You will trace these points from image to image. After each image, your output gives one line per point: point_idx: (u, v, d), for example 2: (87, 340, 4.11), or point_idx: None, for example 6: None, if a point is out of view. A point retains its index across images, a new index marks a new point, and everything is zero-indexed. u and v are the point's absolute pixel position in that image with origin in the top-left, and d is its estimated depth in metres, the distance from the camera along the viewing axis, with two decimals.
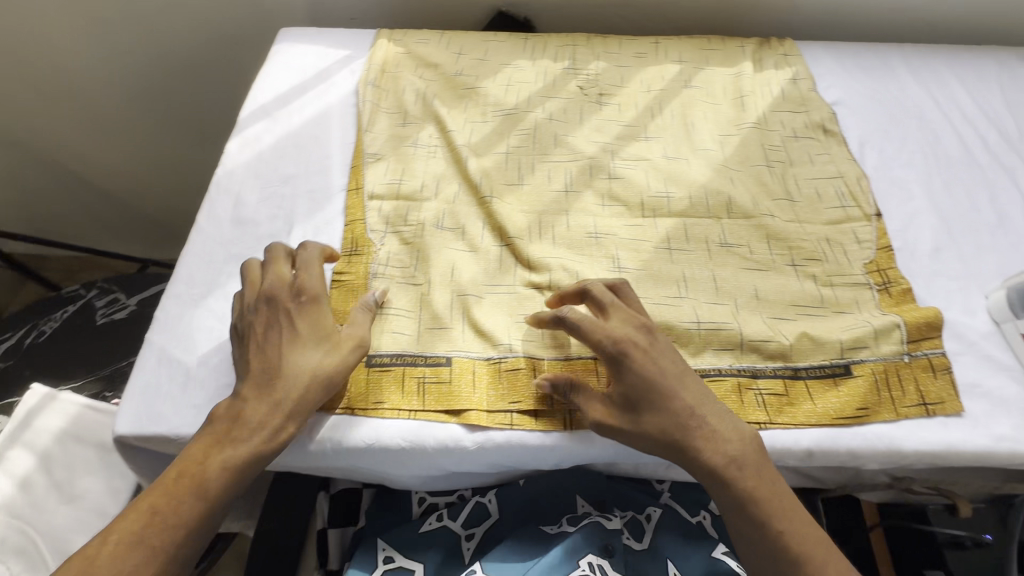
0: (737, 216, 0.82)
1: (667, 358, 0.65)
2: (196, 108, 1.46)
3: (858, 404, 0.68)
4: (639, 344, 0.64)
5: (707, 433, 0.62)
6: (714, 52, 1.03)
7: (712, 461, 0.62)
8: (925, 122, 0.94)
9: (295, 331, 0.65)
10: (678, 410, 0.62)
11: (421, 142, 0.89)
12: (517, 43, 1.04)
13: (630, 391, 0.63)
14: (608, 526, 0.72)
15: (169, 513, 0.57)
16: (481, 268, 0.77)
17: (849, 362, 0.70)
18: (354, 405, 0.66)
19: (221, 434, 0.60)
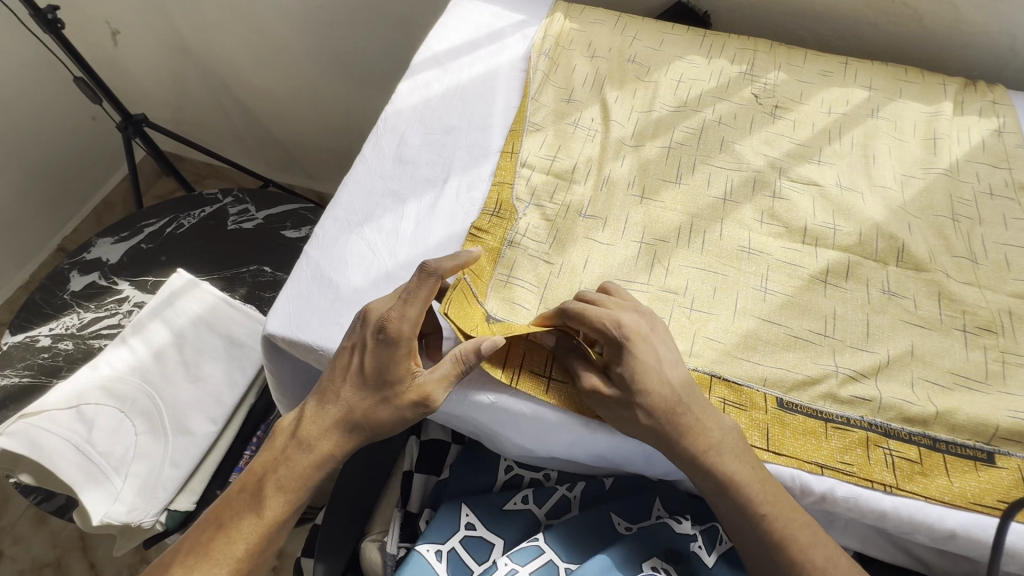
0: (908, 265, 0.75)
1: (668, 345, 0.65)
2: (348, 52, 1.51)
3: (999, 495, 0.61)
4: (640, 329, 0.64)
5: (681, 420, 0.62)
6: (909, 84, 0.95)
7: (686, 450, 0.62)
8: None
9: (361, 369, 0.64)
10: (660, 401, 0.62)
11: (582, 122, 0.87)
12: (695, 38, 1.01)
13: (628, 376, 0.62)
14: (676, 530, 0.71)
15: (250, 509, 0.64)
16: (617, 259, 0.75)
17: (994, 450, 0.64)
18: None
19: (289, 453, 0.65)
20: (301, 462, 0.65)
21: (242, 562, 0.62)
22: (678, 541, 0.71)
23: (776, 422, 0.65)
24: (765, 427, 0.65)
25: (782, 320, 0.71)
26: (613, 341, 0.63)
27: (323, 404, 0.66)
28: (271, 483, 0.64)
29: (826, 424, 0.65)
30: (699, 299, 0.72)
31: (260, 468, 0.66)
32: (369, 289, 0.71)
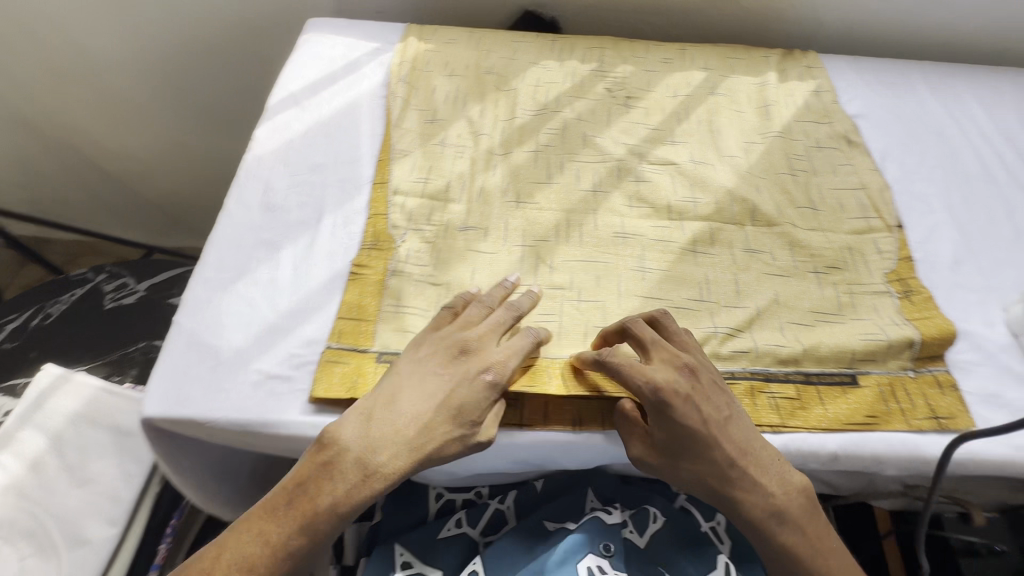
0: (762, 222, 0.83)
1: (715, 403, 0.65)
2: (211, 100, 1.44)
3: (866, 412, 0.69)
4: (681, 388, 0.63)
5: (741, 473, 0.63)
6: (738, 61, 1.05)
7: (733, 484, 0.63)
8: (945, 138, 0.96)
9: (402, 399, 0.63)
10: (727, 450, 0.63)
11: (449, 140, 0.89)
12: (545, 44, 1.05)
13: (675, 438, 0.63)
14: (607, 521, 0.74)
15: (259, 539, 0.60)
16: (502, 268, 0.77)
17: (856, 372, 0.71)
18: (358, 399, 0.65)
19: (307, 487, 0.61)
20: (327, 498, 0.60)
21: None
22: (609, 534, 0.72)
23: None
24: None
25: (662, 294, 0.76)
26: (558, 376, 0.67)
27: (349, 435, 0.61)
28: (291, 521, 0.60)
29: None
30: (585, 290, 0.76)
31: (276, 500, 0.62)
32: (251, 348, 0.68)
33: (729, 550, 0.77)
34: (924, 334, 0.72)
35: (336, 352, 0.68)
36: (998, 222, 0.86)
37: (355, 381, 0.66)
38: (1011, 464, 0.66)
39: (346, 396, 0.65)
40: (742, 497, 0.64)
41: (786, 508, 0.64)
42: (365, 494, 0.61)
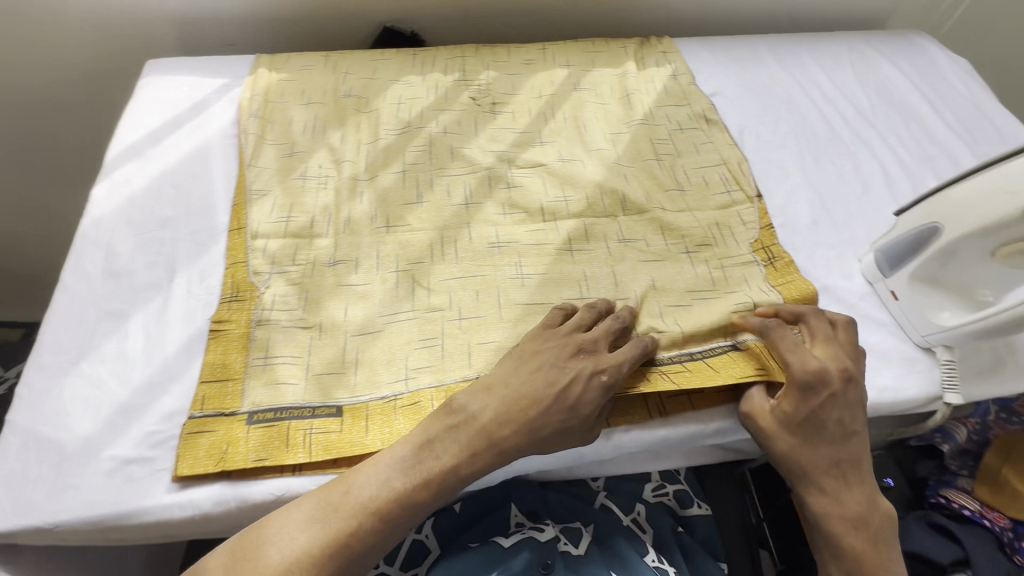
0: (634, 211, 0.84)
1: (851, 409, 0.66)
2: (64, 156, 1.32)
3: (754, 369, 0.70)
4: (834, 386, 0.66)
5: (844, 472, 0.66)
6: (598, 54, 1.06)
7: (824, 478, 0.66)
8: (793, 105, 1.02)
9: (521, 383, 0.64)
10: (840, 450, 0.66)
11: (310, 173, 0.85)
12: (405, 59, 1.03)
13: (809, 422, 0.66)
14: (541, 539, 0.72)
15: (333, 518, 0.57)
16: (378, 298, 0.74)
17: (736, 341, 0.73)
18: (229, 468, 0.60)
19: (402, 466, 0.60)
20: (410, 479, 0.59)
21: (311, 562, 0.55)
22: (546, 551, 0.71)
23: None
24: None
25: (542, 298, 0.75)
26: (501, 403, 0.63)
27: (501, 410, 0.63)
28: (364, 498, 0.58)
29: None
30: (465, 307, 0.74)
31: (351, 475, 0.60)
32: (100, 434, 0.61)
33: (651, 537, 0.78)
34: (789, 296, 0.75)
35: (200, 421, 0.63)
36: (847, 178, 0.92)
37: (224, 450, 0.61)
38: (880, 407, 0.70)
39: (214, 467, 0.60)
40: (821, 495, 0.66)
41: (866, 517, 0.65)
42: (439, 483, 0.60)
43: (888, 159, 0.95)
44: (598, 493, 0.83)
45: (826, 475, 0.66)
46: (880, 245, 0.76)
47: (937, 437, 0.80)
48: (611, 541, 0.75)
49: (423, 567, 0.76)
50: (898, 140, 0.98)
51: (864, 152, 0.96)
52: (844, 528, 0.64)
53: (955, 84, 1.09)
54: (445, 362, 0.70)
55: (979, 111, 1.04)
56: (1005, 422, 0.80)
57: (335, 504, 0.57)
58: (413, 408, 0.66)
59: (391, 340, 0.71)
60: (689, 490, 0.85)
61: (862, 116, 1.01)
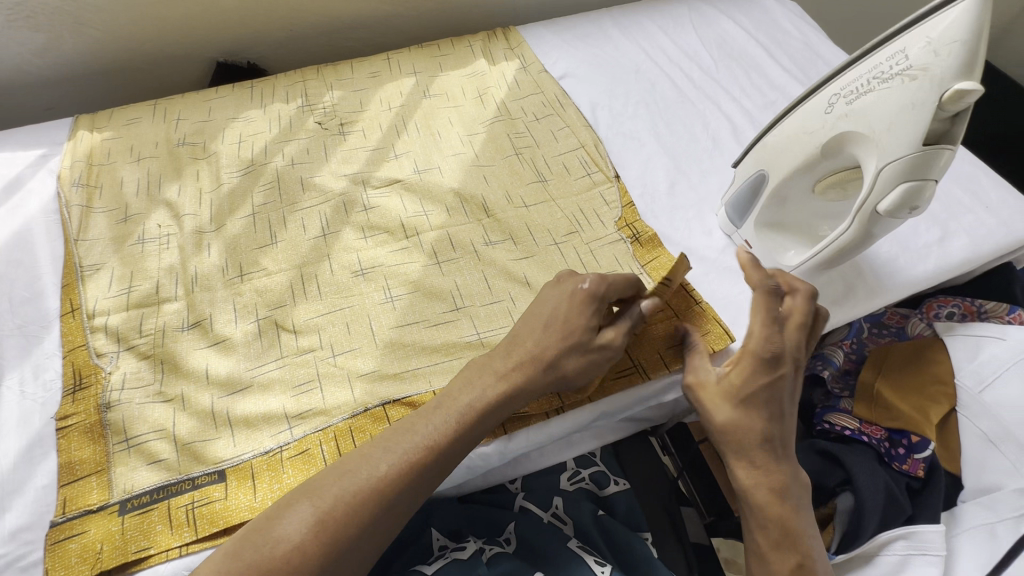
0: (497, 211, 0.83)
1: (785, 386, 0.64)
2: None
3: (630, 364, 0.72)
4: (784, 355, 0.64)
5: (775, 439, 0.63)
6: (444, 56, 1.05)
7: (759, 443, 0.62)
8: (641, 74, 1.04)
9: (509, 357, 0.63)
10: (772, 424, 0.63)
11: (150, 234, 0.79)
12: (243, 93, 0.98)
13: (748, 390, 0.63)
14: (463, 556, 0.72)
15: (248, 546, 0.51)
16: (240, 354, 0.70)
17: None
18: (107, 566, 0.56)
19: (366, 455, 0.57)
20: (377, 462, 0.56)
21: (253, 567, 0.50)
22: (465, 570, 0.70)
23: None
24: None
25: (415, 318, 0.73)
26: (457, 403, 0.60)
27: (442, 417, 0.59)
28: (316, 491, 0.54)
29: None
30: (336, 344, 0.71)
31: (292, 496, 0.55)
32: None
33: (572, 527, 0.78)
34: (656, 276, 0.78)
35: (66, 526, 0.58)
36: (698, 137, 0.95)
37: (98, 548, 0.57)
38: None
39: (85, 568, 0.56)
40: (754, 462, 0.62)
41: (788, 487, 0.62)
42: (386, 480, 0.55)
43: (734, 111, 0.98)
44: (517, 496, 0.83)
45: (763, 446, 0.62)
46: (728, 201, 0.79)
47: (818, 364, 0.85)
48: (533, 540, 0.75)
49: None
50: (742, 91, 1.02)
51: (711, 108, 0.99)
52: (767, 498, 0.61)
53: (787, 28, 1.14)
54: (322, 406, 0.67)
55: (811, 50, 1.09)
56: (878, 336, 0.86)
57: (253, 534, 0.52)
58: (302, 456, 0.63)
59: (260, 395, 0.67)
60: (607, 471, 0.86)
61: (707, 74, 1.05)
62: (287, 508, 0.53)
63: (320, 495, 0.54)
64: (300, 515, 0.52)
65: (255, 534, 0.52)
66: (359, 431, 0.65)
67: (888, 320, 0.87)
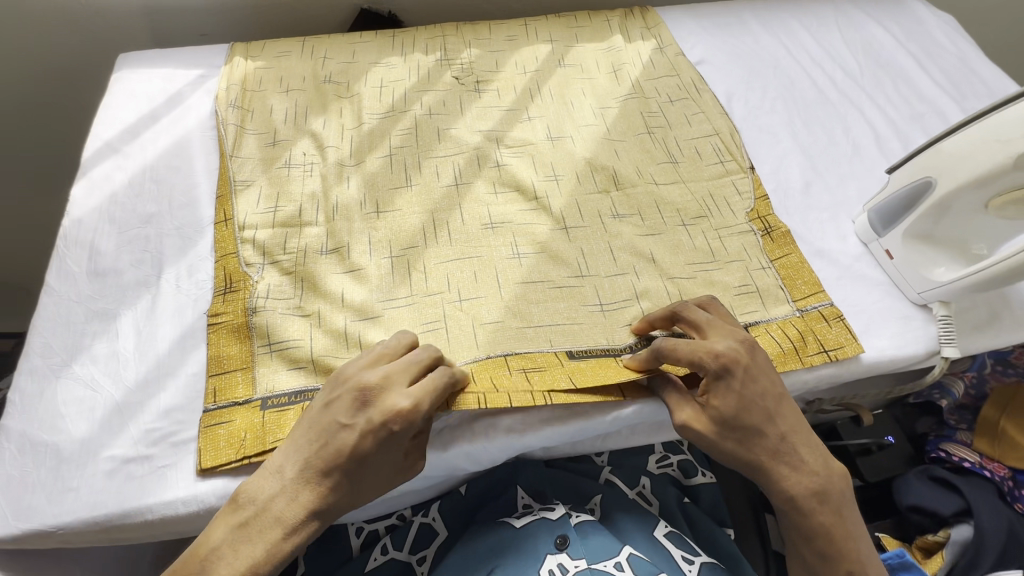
0: (626, 186, 0.83)
1: (768, 374, 0.62)
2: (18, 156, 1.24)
3: None
4: (740, 356, 0.61)
5: (790, 450, 0.61)
6: (581, 28, 1.04)
7: (778, 462, 0.60)
8: (781, 69, 1.01)
9: (372, 448, 0.55)
10: (779, 423, 0.61)
11: (295, 161, 0.83)
12: (385, 41, 1.01)
13: (740, 405, 0.60)
14: (552, 518, 0.70)
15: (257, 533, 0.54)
16: (373, 284, 0.73)
17: (746, 324, 0.72)
18: (248, 453, 0.59)
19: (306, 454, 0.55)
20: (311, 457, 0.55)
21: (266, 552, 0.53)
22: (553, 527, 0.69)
23: (568, 372, 0.67)
24: (567, 376, 0.66)
25: (541, 277, 0.74)
26: (354, 471, 0.55)
27: (342, 475, 0.55)
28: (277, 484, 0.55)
29: (613, 358, 0.69)
30: (463, 290, 0.73)
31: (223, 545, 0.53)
32: (98, 435, 0.61)
33: (660, 508, 0.78)
34: (787, 274, 0.76)
35: (215, 414, 0.62)
36: (838, 140, 0.91)
37: (242, 437, 0.60)
38: (878, 365, 0.70)
39: (230, 451, 0.59)
40: (786, 482, 0.60)
41: (827, 488, 0.61)
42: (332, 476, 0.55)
43: (878, 120, 0.94)
44: (603, 469, 0.82)
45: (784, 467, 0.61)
46: (874, 203, 0.77)
47: (935, 393, 0.81)
48: (623, 512, 0.75)
49: (431, 550, 0.73)
50: (888, 99, 0.97)
51: (853, 113, 0.95)
52: (806, 498, 0.60)
53: (941, 41, 1.08)
54: (447, 347, 0.68)
55: (966, 66, 1.03)
56: (1002, 374, 0.82)
57: (280, 537, 0.54)
58: None
59: (389, 326, 0.70)
60: (694, 461, 0.86)
61: (850, 78, 1.01)
62: (244, 565, 0.53)
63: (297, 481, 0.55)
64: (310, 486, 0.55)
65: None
66: (480, 374, 0.66)
67: (1016, 359, 0.83)
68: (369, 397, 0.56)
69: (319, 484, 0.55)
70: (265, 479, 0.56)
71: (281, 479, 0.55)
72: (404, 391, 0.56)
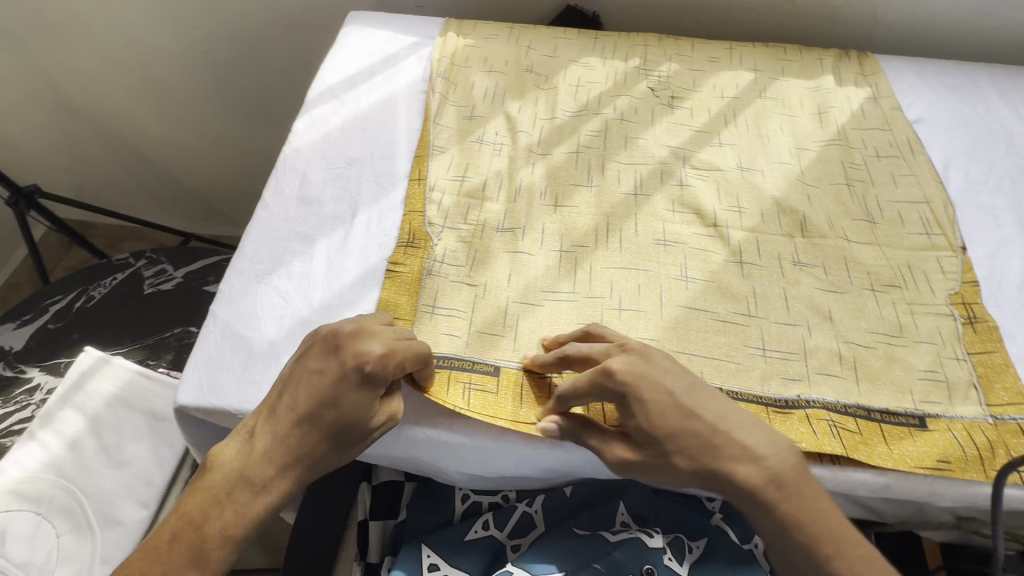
0: (814, 235, 0.78)
1: (671, 376, 0.58)
2: (240, 87, 1.47)
3: (938, 455, 0.62)
4: (635, 368, 0.57)
5: (727, 441, 0.56)
6: (790, 62, 1.00)
7: (733, 463, 0.56)
8: (1014, 147, 0.90)
9: (343, 405, 0.57)
10: (698, 421, 0.57)
11: (487, 138, 0.87)
12: (587, 40, 1.03)
13: (647, 424, 0.56)
14: (648, 543, 0.69)
15: (235, 490, 0.56)
16: (539, 270, 0.74)
17: (924, 414, 0.65)
18: None
19: (271, 411, 0.58)
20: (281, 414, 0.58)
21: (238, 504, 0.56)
22: (650, 556, 0.68)
23: None
24: None
25: (707, 305, 0.72)
26: (320, 425, 0.57)
27: (312, 429, 0.57)
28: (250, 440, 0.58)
29: (767, 409, 0.64)
30: (626, 298, 0.72)
31: (192, 511, 0.56)
32: (283, 342, 0.68)
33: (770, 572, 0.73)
34: (988, 374, 0.67)
35: None
36: None
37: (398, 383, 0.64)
38: None
39: None
40: (738, 477, 0.55)
41: (783, 475, 0.56)
42: (300, 429, 0.57)
43: None
44: (713, 513, 0.78)
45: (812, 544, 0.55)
46: None
47: None
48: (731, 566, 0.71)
49: (526, 541, 0.74)
50: None
51: None
52: (777, 499, 0.55)
53: None
54: None
55: None
56: None
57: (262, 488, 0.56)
58: None
59: (548, 315, 0.71)
60: None
61: None
62: (215, 527, 0.55)
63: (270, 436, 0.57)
64: (287, 439, 0.57)
65: (199, 565, 0.54)
66: None
67: None
68: (322, 353, 0.59)
69: (280, 445, 0.57)
70: (237, 442, 0.58)
71: (250, 440, 0.58)
72: (375, 338, 0.59)
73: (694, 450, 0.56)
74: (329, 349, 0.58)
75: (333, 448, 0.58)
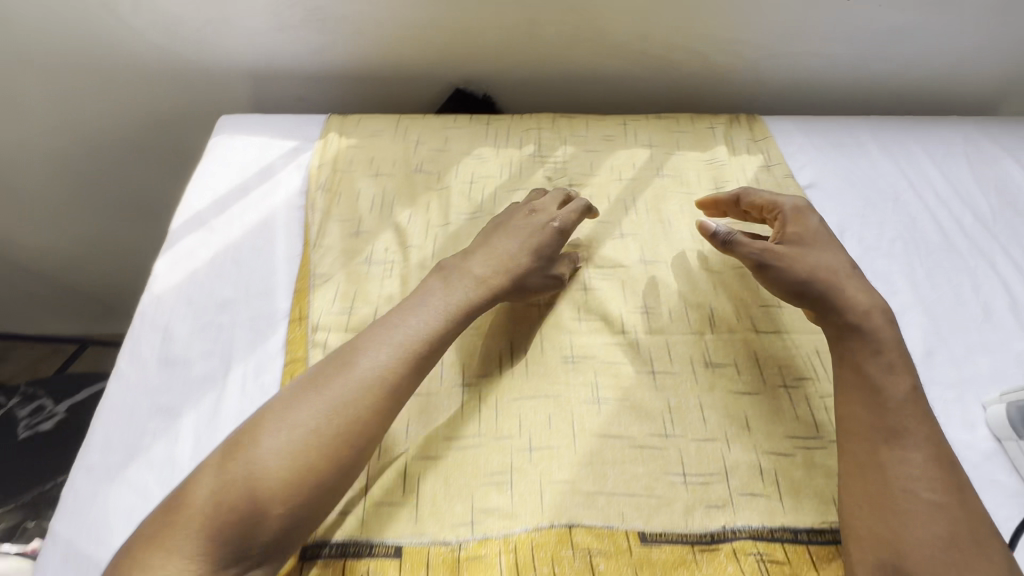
0: (723, 330, 0.76)
1: (828, 240, 0.74)
2: (117, 188, 1.31)
3: None
4: (799, 210, 0.77)
5: (848, 278, 0.70)
6: (683, 134, 0.99)
7: (850, 280, 0.69)
8: (901, 204, 0.92)
9: (530, 240, 0.75)
10: (840, 256, 0.72)
11: (376, 257, 0.80)
12: (479, 129, 0.99)
13: (802, 232, 0.74)
14: None
15: (282, 463, 0.54)
16: (441, 414, 0.68)
17: None
18: None
19: (323, 375, 0.60)
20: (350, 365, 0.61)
21: (287, 470, 0.54)
22: None
23: (639, 564, 0.59)
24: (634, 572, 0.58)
25: (622, 429, 0.68)
26: (449, 321, 0.66)
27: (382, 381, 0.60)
28: (306, 406, 0.58)
29: (693, 548, 0.60)
30: (536, 435, 0.67)
31: (238, 479, 0.54)
32: None
33: None
34: None
35: None
36: (965, 298, 0.81)
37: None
38: None
39: None
40: (855, 296, 0.68)
41: (875, 310, 0.67)
42: (374, 375, 0.60)
43: (1013, 278, 0.84)
44: None
45: (844, 313, 0.67)
46: (1017, 401, 0.67)
47: None
48: None
49: None
50: None
51: (984, 267, 0.85)
52: (893, 343, 0.65)
53: None
54: (511, 506, 0.62)
55: None
56: None
57: (309, 445, 0.55)
58: (478, 564, 0.58)
59: (452, 468, 0.64)
60: None
61: (981, 226, 0.90)
62: (264, 491, 0.53)
63: (317, 403, 0.58)
64: (362, 393, 0.59)
65: (242, 529, 0.52)
66: (539, 551, 0.59)
67: None
68: (531, 203, 0.81)
69: (393, 351, 0.62)
70: (285, 414, 0.57)
71: (296, 416, 0.57)
72: (509, 237, 0.75)
73: (831, 284, 0.69)
74: (523, 207, 0.81)
75: (535, 275, 0.75)
